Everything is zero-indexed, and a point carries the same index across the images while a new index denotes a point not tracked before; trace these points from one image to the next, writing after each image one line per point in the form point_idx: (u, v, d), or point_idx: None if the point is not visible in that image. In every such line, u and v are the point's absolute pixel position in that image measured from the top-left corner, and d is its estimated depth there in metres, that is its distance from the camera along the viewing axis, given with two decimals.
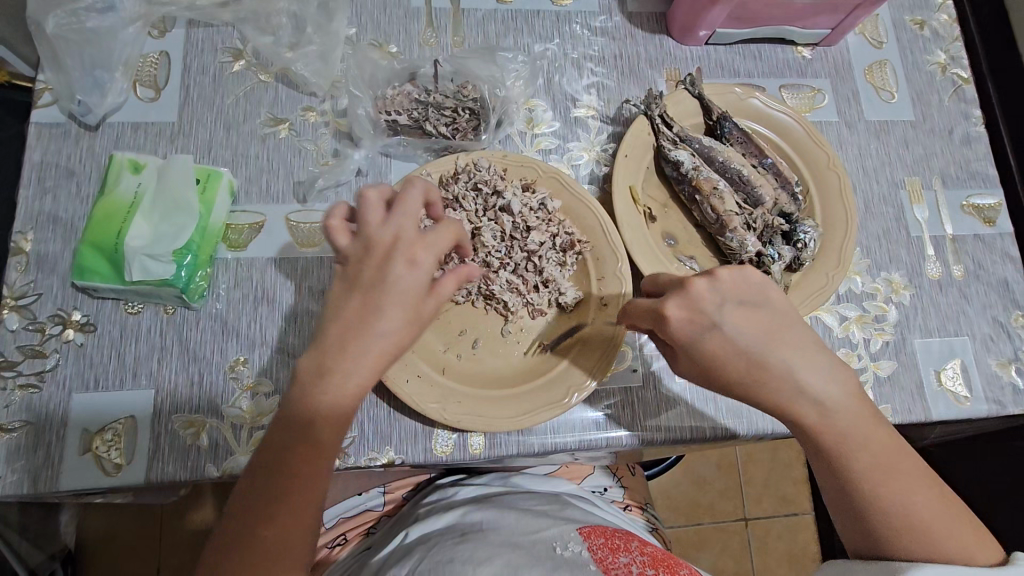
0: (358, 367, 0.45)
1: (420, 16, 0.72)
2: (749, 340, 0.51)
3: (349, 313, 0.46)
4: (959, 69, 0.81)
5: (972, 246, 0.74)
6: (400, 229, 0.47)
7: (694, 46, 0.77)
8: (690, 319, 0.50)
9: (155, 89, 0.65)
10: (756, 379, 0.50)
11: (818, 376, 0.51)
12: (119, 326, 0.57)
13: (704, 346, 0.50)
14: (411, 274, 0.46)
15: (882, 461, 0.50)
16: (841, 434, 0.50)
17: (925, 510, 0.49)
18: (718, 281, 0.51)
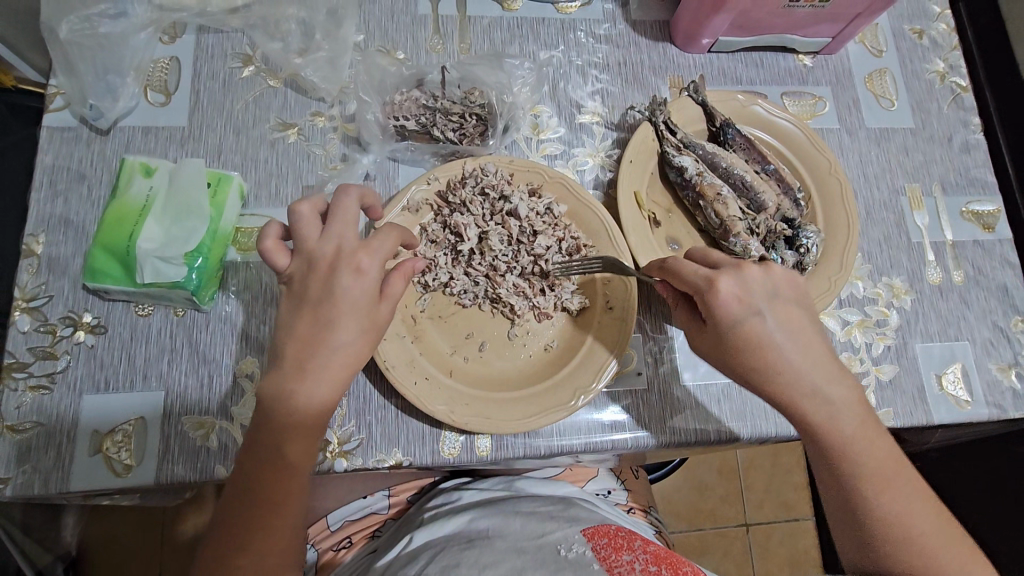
0: (315, 377, 0.47)
1: (427, 23, 0.73)
2: (784, 329, 0.53)
3: (297, 324, 0.49)
4: (958, 78, 0.82)
5: (971, 252, 0.75)
6: (339, 240, 0.50)
7: (697, 54, 0.78)
8: (739, 300, 0.52)
9: (166, 93, 0.66)
10: (781, 371, 0.52)
11: (830, 377, 0.53)
12: (130, 327, 0.58)
13: (741, 329, 0.52)
14: (358, 283, 0.49)
15: (885, 469, 0.52)
16: (848, 439, 0.52)
17: (915, 517, 0.51)
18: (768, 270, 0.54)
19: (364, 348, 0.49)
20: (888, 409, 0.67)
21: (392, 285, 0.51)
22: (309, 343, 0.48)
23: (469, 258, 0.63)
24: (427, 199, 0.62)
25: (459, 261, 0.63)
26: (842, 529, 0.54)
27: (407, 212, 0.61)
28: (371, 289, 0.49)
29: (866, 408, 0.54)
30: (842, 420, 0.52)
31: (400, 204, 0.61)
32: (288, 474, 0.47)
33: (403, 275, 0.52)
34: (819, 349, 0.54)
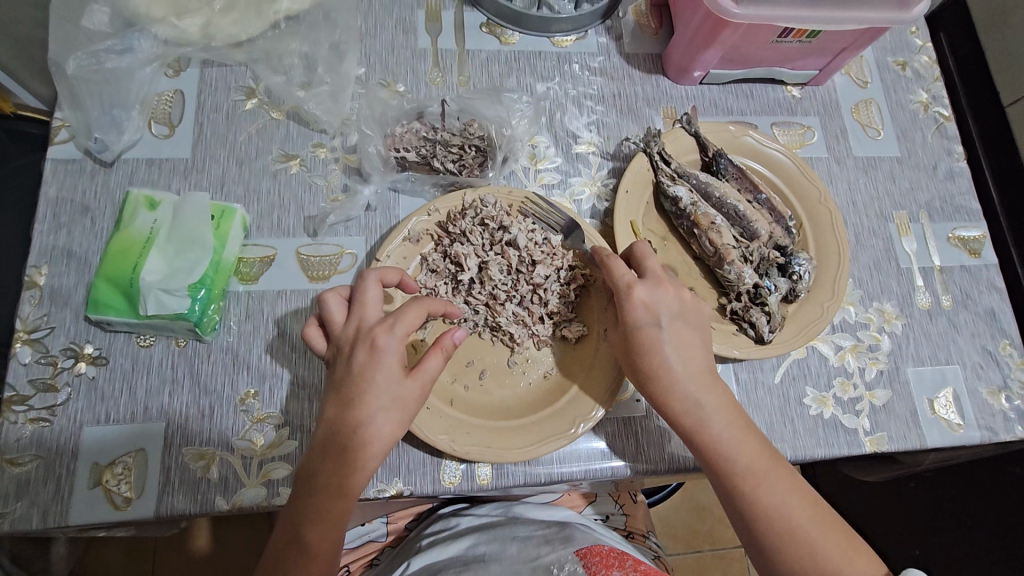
0: (360, 457, 0.50)
1: (427, 57, 0.75)
2: (675, 342, 0.57)
3: (334, 405, 0.51)
4: (941, 108, 0.85)
5: (958, 277, 0.77)
6: (361, 320, 0.53)
7: (690, 85, 0.80)
8: (647, 307, 0.57)
9: (170, 125, 0.67)
10: (665, 378, 0.57)
11: (698, 380, 0.57)
12: (131, 359, 0.58)
13: (642, 330, 0.57)
14: (373, 359, 0.51)
15: (757, 466, 0.55)
16: (721, 442, 0.55)
17: (800, 514, 0.53)
18: (672, 284, 0.59)
19: (395, 428, 0.51)
20: (882, 433, 0.68)
21: (426, 363, 0.52)
22: (339, 421, 0.50)
23: (469, 287, 0.64)
24: (427, 229, 0.63)
25: (459, 290, 0.64)
26: (740, 534, 0.56)
27: (408, 243, 0.62)
28: (395, 367, 0.51)
29: (735, 411, 0.57)
30: (711, 420, 0.56)
31: (400, 235, 0.62)
32: (309, 553, 0.48)
33: (439, 352, 0.53)
34: (695, 358, 0.58)
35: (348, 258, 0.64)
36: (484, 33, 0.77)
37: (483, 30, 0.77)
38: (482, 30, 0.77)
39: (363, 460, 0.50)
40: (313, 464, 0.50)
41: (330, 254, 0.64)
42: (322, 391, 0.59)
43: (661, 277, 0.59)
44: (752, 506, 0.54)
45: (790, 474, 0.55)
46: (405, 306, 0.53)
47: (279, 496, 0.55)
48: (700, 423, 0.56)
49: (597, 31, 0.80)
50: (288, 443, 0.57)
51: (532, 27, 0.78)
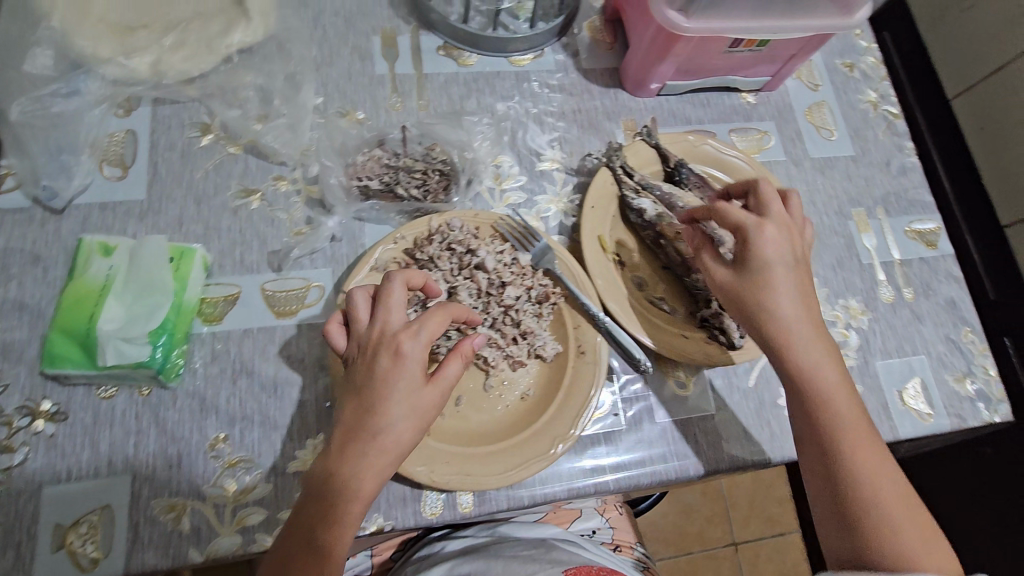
0: (376, 464, 0.48)
1: (385, 82, 0.75)
2: (795, 283, 0.57)
3: (354, 411, 0.49)
4: (889, 106, 0.88)
5: (918, 269, 0.79)
6: (384, 324, 0.51)
7: (648, 97, 0.81)
8: (774, 243, 0.57)
9: (123, 167, 0.65)
10: (775, 317, 0.56)
11: (812, 325, 0.57)
12: (93, 412, 0.56)
13: (762, 267, 0.57)
14: (399, 364, 0.49)
15: (857, 423, 0.54)
16: (829, 387, 0.55)
17: (886, 483, 0.52)
18: (791, 234, 0.59)
19: (409, 438, 0.49)
20: None
21: (446, 368, 0.51)
22: (355, 426, 0.48)
23: None
24: (395, 257, 0.63)
25: None
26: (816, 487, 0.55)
27: (375, 272, 0.62)
28: (417, 375, 0.50)
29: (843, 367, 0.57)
30: (822, 368, 0.56)
31: (367, 266, 0.61)
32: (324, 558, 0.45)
33: (457, 358, 0.52)
34: (808, 305, 0.58)
35: (315, 291, 0.63)
36: (442, 56, 0.78)
37: (440, 53, 0.78)
38: (440, 53, 0.78)
39: (379, 470, 0.48)
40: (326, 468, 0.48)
41: (296, 288, 0.63)
42: (295, 430, 0.58)
43: (792, 227, 0.60)
44: (843, 464, 0.53)
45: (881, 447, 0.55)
46: (428, 311, 0.52)
47: (255, 543, 0.53)
48: (810, 369, 0.56)
49: (553, 48, 0.81)
50: (262, 486, 0.56)
51: (490, 48, 0.78)
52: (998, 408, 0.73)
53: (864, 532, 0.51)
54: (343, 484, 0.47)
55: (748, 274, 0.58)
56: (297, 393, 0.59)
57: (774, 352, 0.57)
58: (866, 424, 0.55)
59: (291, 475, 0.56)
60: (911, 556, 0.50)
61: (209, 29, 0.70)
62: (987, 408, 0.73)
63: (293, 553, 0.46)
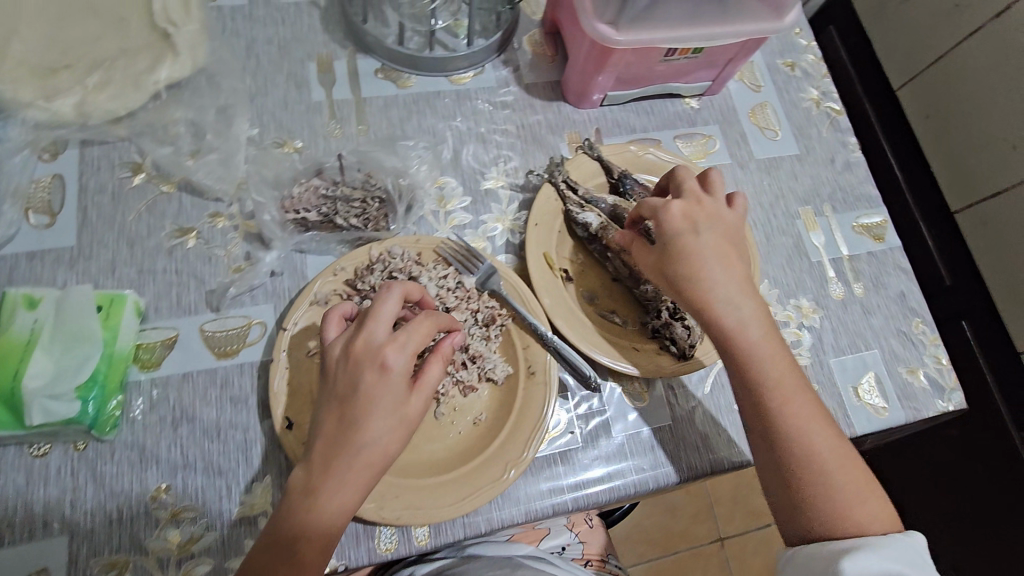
0: (361, 477, 0.49)
1: (323, 109, 0.73)
2: (710, 250, 0.60)
3: (340, 423, 0.50)
4: (831, 103, 0.89)
5: (867, 263, 0.80)
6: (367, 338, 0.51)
7: (591, 108, 0.81)
8: (683, 219, 0.60)
9: (50, 214, 0.63)
10: (702, 288, 0.58)
11: (737, 291, 0.59)
12: (26, 471, 0.54)
13: (683, 241, 0.59)
14: (383, 378, 0.51)
15: (785, 382, 0.57)
16: (754, 351, 0.57)
17: (821, 441, 0.56)
18: (703, 209, 0.61)
19: (392, 449, 0.51)
20: None
21: (427, 376, 0.53)
22: (339, 439, 0.50)
23: None
24: (335, 289, 0.62)
25: None
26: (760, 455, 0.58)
27: (315, 307, 0.60)
28: (400, 387, 0.51)
29: (770, 329, 0.59)
30: (751, 330, 0.58)
31: (307, 300, 0.60)
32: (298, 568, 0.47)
33: (439, 359, 0.54)
34: (733, 268, 0.60)
35: (256, 329, 0.62)
36: (380, 78, 0.76)
37: (378, 76, 0.76)
38: (378, 76, 0.76)
39: (363, 482, 0.49)
40: (303, 483, 0.49)
41: (236, 327, 0.62)
42: (240, 474, 0.57)
43: (703, 200, 0.62)
44: (780, 428, 0.56)
45: (816, 405, 0.58)
46: (412, 322, 0.53)
47: None
48: (738, 334, 0.58)
49: (494, 64, 0.80)
50: (208, 535, 0.54)
51: (428, 68, 0.77)
52: (951, 397, 0.74)
53: (807, 491, 0.55)
54: (324, 500, 0.48)
55: (671, 246, 0.60)
56: (242, 436, 0.58)
57: (703, 317, 0.59)
58: (795, 385, 0.58)
59: (237, 521, 0.55)
60: (846, 506, 0.54)
61: (135, 65, 0.69)
62: (941, 398, 0.74)
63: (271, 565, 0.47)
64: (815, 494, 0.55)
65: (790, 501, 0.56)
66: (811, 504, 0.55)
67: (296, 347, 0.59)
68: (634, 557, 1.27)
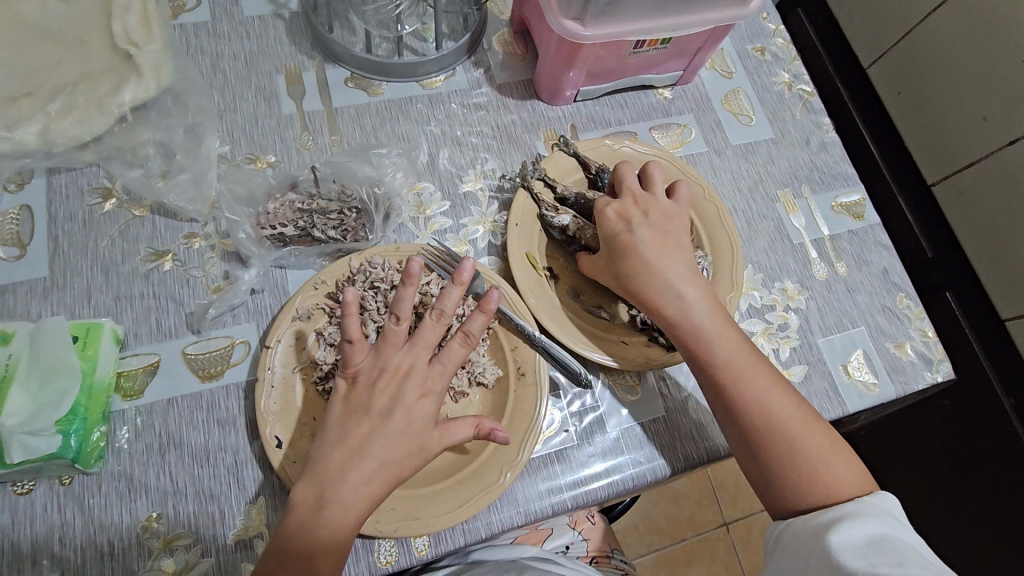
0: (372, 480, 0.51)
1: (294, 122, 0.73)
2: (650, 239, 0.62)
3: (359, 440, 0.53)
4: (803, 85, 0.89)
5: (848, 241, 0.81)
6: (407, 364, 0.56)
7: (564, 105, 0.81)
8: (620, 217, 0.64)
9: (20, 245, 0.62)
10: (642, 282, 0.62)
11: (681, 274, 0.62)
12: (11, 510, 0.53)
13: (622, 240, 0.63)
14: (423, 403, 0.54)
15: (734, 360, 0.59)
16: (702, 332, 0.60)
17: (780, 412, 0.57)
18: (642, 203, 0.65)
19: (408, 466, 0.52)
20: None
21: (455, 428, 0.53)
22: (340, 450, 0.52)
23: None
24: (317, 303, 0.60)
25: None
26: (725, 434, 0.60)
27: (297, 323, 0.59)
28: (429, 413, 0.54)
29: (716, 307, 0.62)
30: (696, 311, 0.60)
31: (288, 316, 0.59)
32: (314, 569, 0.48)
33: (468, 425, 0.54)
34: (668, 256, 0.62)
35: (240, 348, 0.61)
36: (351, 87, 0.75)
37: (349, 85, 0.75)
38: (348, 85, 0.75)
39: (370, 484, 0.51)
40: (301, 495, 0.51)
41: (219, 348, 0.61)
42: (232, 497, 0.56)
43: (638, 195, 0.65)
44: (739, 405, 0.58)
45: (768, 374, 0.59)
46: (453, 351, 0.56)
47: None
48: (687, 321, 0.60)
49: (465, 66, 0.79)
50: (204, 561, 0.53)
51: (397, 73, 0.76)
52: (939, 368, 0.74)
53: (775, 461, 0.56)
54: (330, 506, 0.50)
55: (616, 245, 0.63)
56: (231, 458, 0.57)
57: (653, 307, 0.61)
58: (749, 358, 0.60)
59: (232, 545, 0.54)
60: (813, 469, 0.56)
61: (99, 89, 0.67)
62: (929, 370, 0.74)
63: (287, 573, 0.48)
64: (781, 465, 0.56)
65: (764, 479, 0.57)
66: (783, 478, 0.56)
67: (281, 365, 0.57)
68: (642, 547, 1.27)
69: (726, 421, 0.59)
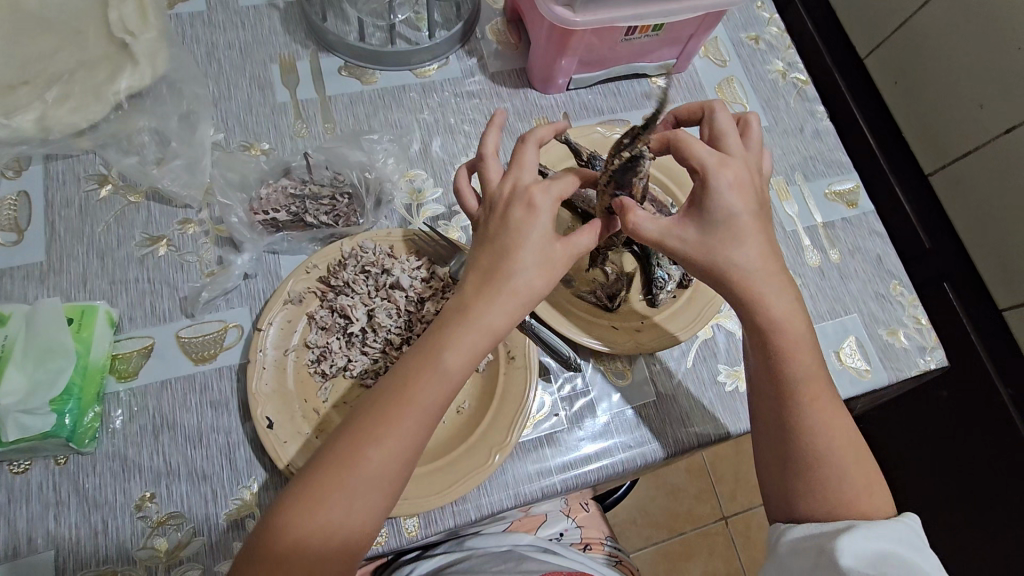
0: (505, 305, 0.49)
1: (288, 110, 0.73)
2: (758, 230, 0.53)
3: (478, 276, 0.50)
4: (797, 73, 0.89)
5: (841, 229, 0.81)
6: (517, 181, 0.53)
7: (558, 93, 0.81)
8: (737, 187, 0.53)
9: (17, 231, 0.63)
10: (740, 278, 0.52)
11: (779, 282, 0.54)
12: (8, 489, 0.54)
13: (736, 219, 0.52)
14: (536, 217, 0.50)
15: (814, 377, 0.54)
16: (789, 342, 0.54)
17: (841, 442, 0.54)
18: (750, 178, 0.54)
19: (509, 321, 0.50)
20: None
21: (579, 237, 0.53)
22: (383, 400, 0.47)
23: (363, 338, 0.61)
24: (309, 287, 0.61)
25: (353, 343, 0.61)
26: (774, 443, 0.56)
27: (290, 306, 0.60)
28: (550, 229, 0.51)
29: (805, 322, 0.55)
30: (790, 321, 0.54)
31: (281, 299, 0.59)
32: (336, 518, 0.45)
33: (589, 232, 0.54)
34: (772, 257, 0.54)
35: (233, 332, 0.62)
36: (344, 76, 0.76)
37: (342, 74, 0.76)
38: (342, 74, 0.76)
39: (503, 308, 0.49)
40: (330, 479, 0.45)
41: (212, 332, 0.61)
42: (224, 478, 0.56)
43: (747, 163, 0.56)
44: (807, 421, 0.54)
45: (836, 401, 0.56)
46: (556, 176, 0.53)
47: None
48: (784, 331, 0.54)
49: (458, 55, 0.80)
50: (197, 540, 0.54)
51: (390, 62, 0.76)
52: (933, 355, 0.74)
53: (819, 479, 0.54)
54: (366, 453, 0.46)
55: (717, 228, 0.52)
56: (224, 440, 0.58)
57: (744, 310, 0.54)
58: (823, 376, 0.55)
59: (224, 525, 0.55)
60: (855, 497, 0.54)
61: (95, 77, 0.68)
62: (923, 356, 0.74)
63: (307, 520, 0.44)
64: (828, 488, 0.54)
65: (786, 491, 0.56)
66: (822, 502, 0.54)
67: (273, 347, 0.58)
68: (640, 540, 1.27)
69: (780, 435, 0.56)
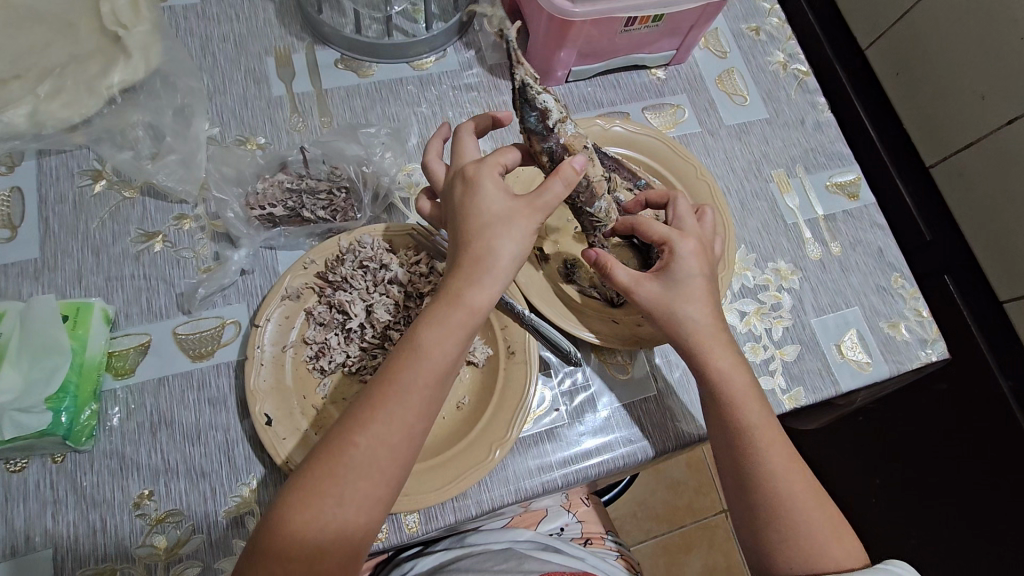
0: (486, 278, 0.49)
1: (284, 104, 0.72)
2: (699, 293, 0.57)
3: (457, 250, 0.50)
4: (798, 64, 0.88)
5: (842, 221, 0.80)
6: (459, 164, 0.54)
7: (556, 86, 0.81)
8: (697, 257, 0.57)
9: (11, 227, 0.62)
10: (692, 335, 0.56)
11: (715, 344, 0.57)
12: (4, 488, 0.53)
13: (687, 283, 0.56)
14: (467, 188, 0.51)
15: (762, 434, 0.55)
16: (737, 402, 0.56)
17: (796, 499, 0.54)
18: (703, 252, 0.58)
19: (480, 295, 0.49)
20: (798, 387, 0.69)
21: (549, 187, 0.51)
22: (376, 388, 0.47)
23: (362, 334, 0.60)
24: (307, 283, 0.60)
25: (352, 339, 0.60)
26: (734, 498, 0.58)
27: (287, 302, 0.59)
28: (502, 194, 0.51)
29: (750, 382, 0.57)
30: (734, 380, 0.56)
31: (278, 295, 0.59)
32: (333, 511, 0.44)
33: (559, 177, 0.51)
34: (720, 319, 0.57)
35: (231, 329, 0.61)
36: (341, 69, 0.75)
37: (339, 67, 0.75)
38: (339, 67, 0.75)
39: (483, 281, 0.48)
40: (321, 471, 0.45)
41: (209, 329, 0.61)
42: (224, 474, 0.56)
43: (706, 239, 0.60)
44: (756, 476, 0.55)
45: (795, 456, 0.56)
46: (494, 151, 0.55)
47: None
48: (729, 389, 0.56)
49: (456, 47, 0.79)
50: (196, 538, 0.54)
51: (387, 54, 0.75)
52: (934, 348, 0.74)
53: (779, 532, 0.54)
54: (361, 441, 0.45)
55: (672, 287, 0.56)
56: (222, 436, 0.57)
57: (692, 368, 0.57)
58: (773, 430, 0.56)
59: (223, 522, 0.54)
60: (818, 547, 0.54)
61: (88, 71, 0.67)
62: (924, 349, 0.74)
63: (301, 511, 0.44)
64: (784, 544, 0.54)
65: (756, 542, 0.56)
66: (791, 554, 0.54)
67: (271, 343, 0.57)
68: (640, 534, 1.27)
69: (735, 486, 0.57)
